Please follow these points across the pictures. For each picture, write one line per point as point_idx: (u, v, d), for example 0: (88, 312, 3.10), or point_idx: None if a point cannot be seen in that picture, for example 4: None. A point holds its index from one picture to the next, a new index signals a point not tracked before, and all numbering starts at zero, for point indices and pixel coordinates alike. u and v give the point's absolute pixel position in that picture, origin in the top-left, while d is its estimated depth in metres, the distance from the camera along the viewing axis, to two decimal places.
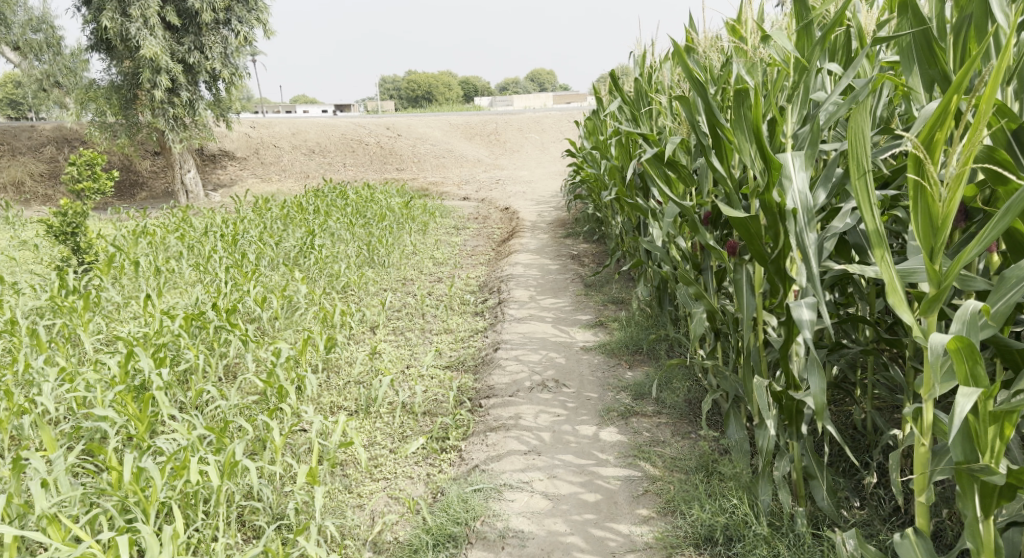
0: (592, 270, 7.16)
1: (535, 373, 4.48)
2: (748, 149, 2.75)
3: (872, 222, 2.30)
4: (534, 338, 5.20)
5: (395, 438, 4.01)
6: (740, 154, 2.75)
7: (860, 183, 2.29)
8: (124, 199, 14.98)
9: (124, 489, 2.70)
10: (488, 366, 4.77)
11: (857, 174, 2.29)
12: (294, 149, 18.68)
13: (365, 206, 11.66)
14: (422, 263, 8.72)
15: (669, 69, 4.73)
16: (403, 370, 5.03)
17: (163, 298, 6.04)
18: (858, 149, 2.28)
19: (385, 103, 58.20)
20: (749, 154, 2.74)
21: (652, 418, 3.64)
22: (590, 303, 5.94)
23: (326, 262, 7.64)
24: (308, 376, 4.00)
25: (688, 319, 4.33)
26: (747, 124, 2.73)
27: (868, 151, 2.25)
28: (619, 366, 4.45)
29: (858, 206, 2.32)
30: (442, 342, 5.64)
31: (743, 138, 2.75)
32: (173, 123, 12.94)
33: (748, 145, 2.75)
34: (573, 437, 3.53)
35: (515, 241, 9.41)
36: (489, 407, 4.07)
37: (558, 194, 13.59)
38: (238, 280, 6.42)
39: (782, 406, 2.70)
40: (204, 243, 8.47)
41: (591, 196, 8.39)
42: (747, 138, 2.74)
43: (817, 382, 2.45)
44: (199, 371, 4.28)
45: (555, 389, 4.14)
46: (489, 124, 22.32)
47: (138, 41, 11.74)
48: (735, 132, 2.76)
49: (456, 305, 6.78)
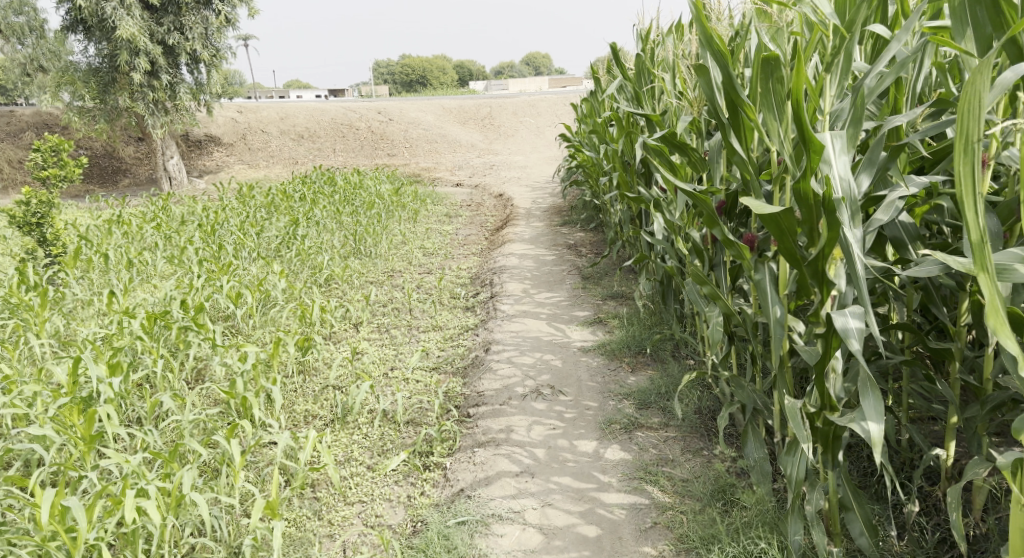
0: (589, 261, 6.79)
1: (528, 378, 4.09)
2: (778, 128, 2.39)
3: (977, 219, 1.79)
4: (528, 338, 4.81)
5: (374, 452, 3.63)
6: (768, 133, 2.39)
7: (966, 164, 1.79)
8: (106, 186, 14.56)
9: (45, 530, 2.33)
10: (478, 370, 4.39)
11: (968, 149, 1.79)
12: (283, 134, 18.24)
13: (354, 193, 11.27)
14: (412, 253, 8.33)
15: (675, 42, 4.35)
16: (387, 373, 4.65)
17: (131, 294, 5.67)
18: (967, 119, 1.79)
19: (379, 89, 57.54)
20: (779, 133, 2.39)
21: (659, 432, 3.26)
22: (589, 298, 5.55)
23: (310, 253, 7.25)
24: (276, 386, 3.63)
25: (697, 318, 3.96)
26: (777, 97, 2.36)
27: (981, 121, 1.78)
28: (620, 369, 4.07)
29: (959, 198, 1.81)
30: (430, 341, 5.27)
31: (773, 115, 2.39)
32: (153, 107, 12.57)
33: (779, 123, 2.39)
34: (571, 455, 3.15)
35: (509, 229, 9.03)
36: (478, 418, 3.69)
37: (553, 180, 13.19)
38: (213, 273, 6.06)
39: (817, 429, 2.33)
40: (181, 233, 8.10)
41: (588, 182, 8.01)
42: (778, 115, 2.39)
43: (871, 403, 2.10)
44: (159, 377, 3.91)
45: (551, 397, 3.76)
46: (484, 108, 21.84)
47: (115, 21, 11.36)
48: (764, 108, 2.41)
49: (445, 300, 6.40)
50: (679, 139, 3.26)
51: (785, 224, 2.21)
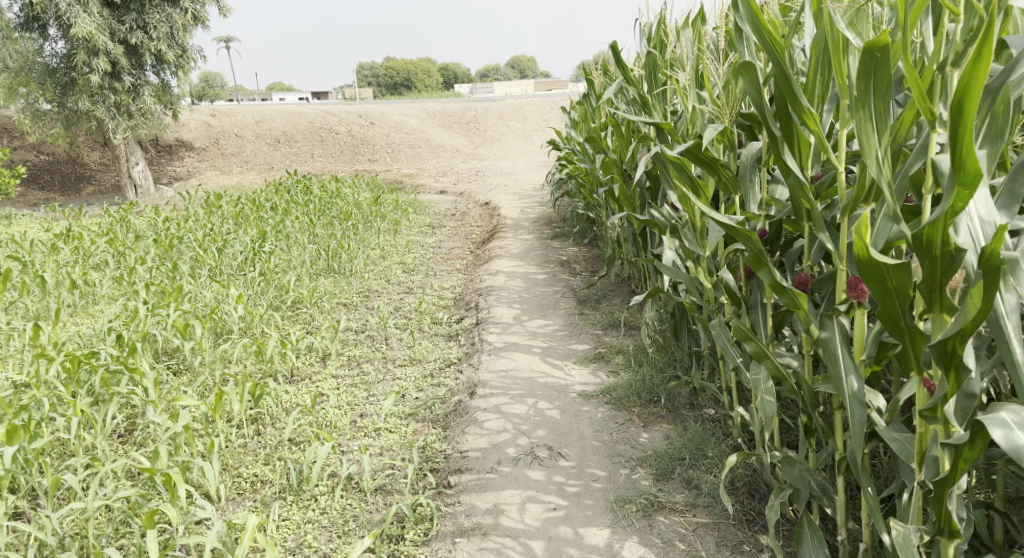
0: (585, 282, 6.15)
1: (521, 433, 3.44)
2: (877, 142, 1.92)
3: None
4: (519, 378, 4.15)
5: (333, 535, 2.98)
6: (866, 149, 1.91)
7: None
8: (69, 195, 13.98)
9: None
10: (461, 421, 3.74)
11: None
12: (258, 138, 17.61)
13: (329, 202, 10.68)
14: (390, 270, 7.72)
15: (690, 36, 3.77)
16: (354, 422, 4.00)
17: (67, 325, 5.12)
18: None
19: (364, 93, 56.88)
20: (879, 149, 1.91)
21: (687, 518, 2.63)
22: (587, 328, 4.91)
23: (275, 271, 6.68)
24: (207, 468, 3.06)
25: (722, 364, 3.30)
26: (879, 104, 1.91)
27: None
28: (630, 424, 3.40)
29: None
30: (407, 379, 4.62)
31: (869, 124, 1.93)
32: (115, 111, 12.28)
33: (878, 136, 1.92)
34: (577, 552, 2.55)
35: (495, 243, 8.41)
36: (460, 490, 3.04)
37: (542, 187, 12.58)
38: (162, 299, 5.50)
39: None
40: (137, 248, 7.59)
41: (582, 192, 7.40)
42: (877, 124, 1.92)
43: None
44: (72, 436, 3.34)
45: (549, 462, 3.11)
46: (469, 111, 21.21)
47: (71, 19, 11.04)
48: (856, 114, 1.95)
49: (425, 326, 5.75)
50: (708, 155, 2.65)
51: (899, 289, 1.88)
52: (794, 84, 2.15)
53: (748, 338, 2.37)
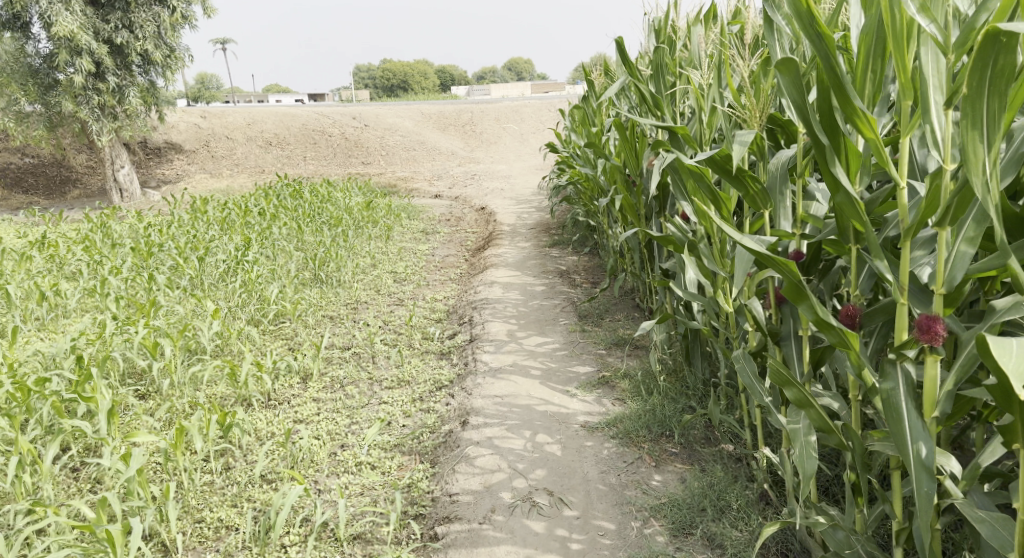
0: (586, 294, 5.81)
1: (517, 473, 3.09)
2: (983, 153, 1.81)
3: None
4: (516, 404, 3.80)
5: None
6: (977, 161, 1.79)
7: None
8: (53, 198, 13.64)
9: None
10: (451, 455, 3.39)
11: None
12: (249, 141, 17.28)
13: (320, 208, 10.33)
14: (380, 280, 7.37)
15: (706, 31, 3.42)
16: (335, 454, 3.65)
17: (29, 344, 4.77)
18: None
19: (360, 94, 56.54)
20: (986, 160, 1.80)
21: None
22: (589, 346, 4.56)
23: (257, 282, 6.34)
24: (137, 524, 2.59)
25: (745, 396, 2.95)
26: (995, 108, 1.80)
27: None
28: (640, 463, 3.05)
29: None
30: (393, 404, 4.26)
31: (974, 132, 1.81)
32: (99, 112, 11.94)
33: (984, 146, 1.81)
34: None
35: (491, 251, 8.06)
36: (449, 544, 2.70)
37: (539, 192, 12.21)
38: (133, 315, 5.15)
39: None
40: (114, 256, 7.23)
41: (581, 199, 7.06)
42: (983, 133, 1.80)
43: None
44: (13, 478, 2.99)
45: (551, 511, 2.77)
46: (465, 113, 20.86)
47: (52, 18, 10.68)
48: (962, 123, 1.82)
49: (415, 342, 5.39)
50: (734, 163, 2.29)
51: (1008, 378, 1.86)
52: (845, 81, 1.83)
53: (786, 382, 2.03)
